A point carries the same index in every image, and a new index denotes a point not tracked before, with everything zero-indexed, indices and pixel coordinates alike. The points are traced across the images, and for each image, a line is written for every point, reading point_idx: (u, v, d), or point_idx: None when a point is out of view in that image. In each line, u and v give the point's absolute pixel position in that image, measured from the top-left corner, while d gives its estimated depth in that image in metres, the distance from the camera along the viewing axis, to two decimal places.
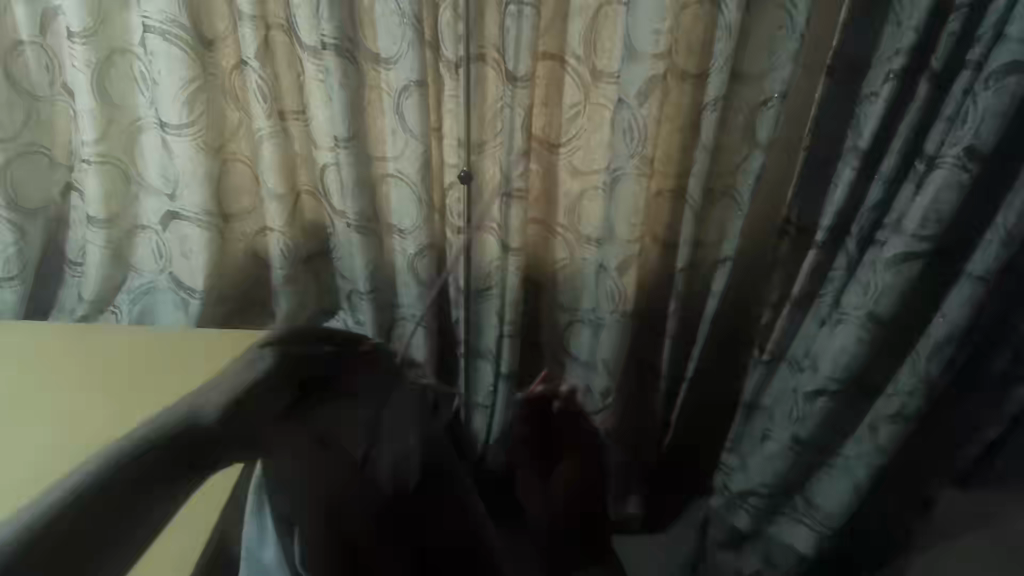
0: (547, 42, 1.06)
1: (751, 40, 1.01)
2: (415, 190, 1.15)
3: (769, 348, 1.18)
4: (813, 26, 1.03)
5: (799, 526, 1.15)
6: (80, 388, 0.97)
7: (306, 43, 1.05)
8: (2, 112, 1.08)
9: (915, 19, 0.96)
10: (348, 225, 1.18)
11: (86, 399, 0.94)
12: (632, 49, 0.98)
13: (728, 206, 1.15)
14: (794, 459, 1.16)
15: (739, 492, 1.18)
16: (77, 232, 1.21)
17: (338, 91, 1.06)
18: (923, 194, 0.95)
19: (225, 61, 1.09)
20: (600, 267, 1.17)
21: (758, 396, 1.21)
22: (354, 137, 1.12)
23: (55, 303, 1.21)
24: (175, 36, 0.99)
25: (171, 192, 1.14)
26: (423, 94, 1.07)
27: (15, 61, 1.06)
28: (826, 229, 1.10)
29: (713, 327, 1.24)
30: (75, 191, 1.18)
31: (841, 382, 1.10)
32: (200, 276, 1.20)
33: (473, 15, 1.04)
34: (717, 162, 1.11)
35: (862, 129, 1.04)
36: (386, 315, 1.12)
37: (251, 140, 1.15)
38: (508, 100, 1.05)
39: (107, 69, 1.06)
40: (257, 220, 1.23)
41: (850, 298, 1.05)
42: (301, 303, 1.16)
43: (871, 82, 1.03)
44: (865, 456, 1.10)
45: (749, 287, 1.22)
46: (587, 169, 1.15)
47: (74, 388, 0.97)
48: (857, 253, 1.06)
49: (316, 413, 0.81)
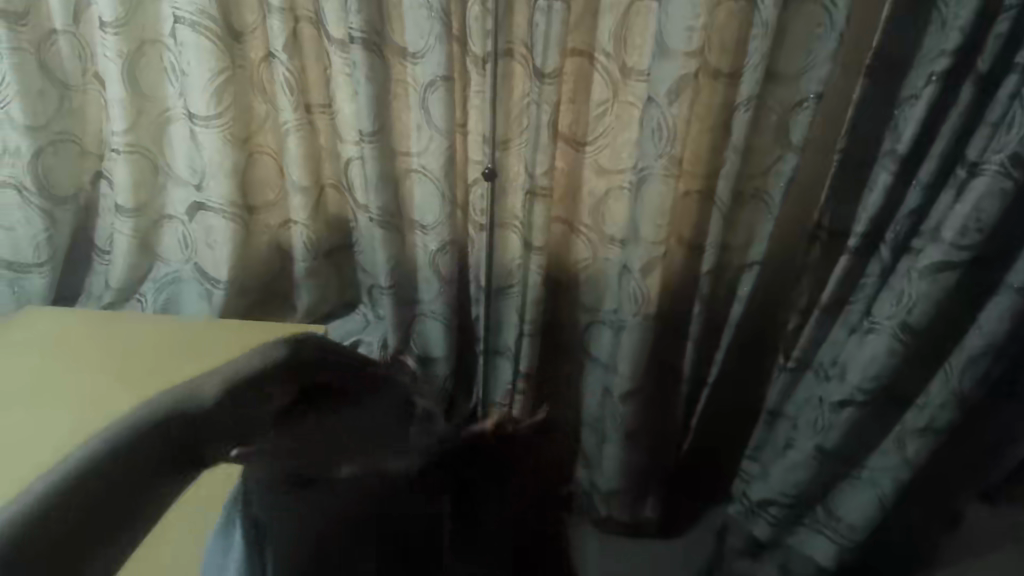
0: (575, 38, 1.05)
1: (788, 38, 0.97)
2: (439, 186, 1.14)
3: (795, 356, 1.18)
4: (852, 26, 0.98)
5: (819, 536, 1.14)
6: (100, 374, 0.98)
7: (334, 37, 1.05)
8: (37, 101, 1.07)
9: (961, 19, 0.90)
10: (371, 220, 1.18)
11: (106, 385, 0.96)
12: (664, 46, 0.96)
13: (758, 209, 1.12)
14: (816, 469, 1.14)
15: (760, 500, 1.16)
16: (105, 220, 1.22)
17: (365, 85, 1.05)
18: (963, 202, 0.92)
19: (253, 54, 1.09)
20: (623, 268, 1.14)
21: (782, 403, 1.21)
22: (378, 131, 1.10)
23: (85, 289, 1.27)
24: (204, 28, 0.99)
25: (197, 183, 1.14)
26: (449, 89, 1.05)
27: (48, 50, 1.07)
28: (859, 235, 1.06)
29: (738, 331, 1.24)
30: (104, 179, 1.19)
31: (869, 394, 1.06)
32: (225, 267, 1.19)
33: (502, 10, 1.02)
34: (748, 164, 1.07)
35: (901, 132, 0.99)
36: (405, 312, 1.27)
37: (278, 133, 1.16)
38: (535, 96, 1.04)
39: (138, 60, 1.06)
40: (282, 212, 1.24)
41: (883, 306, 1.03)
42: (323, 295, 1.30)
43: (912, 83, 0.98)
44: (891, 469, 1.08)
45: (777, 290, 1.21)
46: (613, 168, 1.13)
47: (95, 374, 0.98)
48: (891, 260, 1.03)
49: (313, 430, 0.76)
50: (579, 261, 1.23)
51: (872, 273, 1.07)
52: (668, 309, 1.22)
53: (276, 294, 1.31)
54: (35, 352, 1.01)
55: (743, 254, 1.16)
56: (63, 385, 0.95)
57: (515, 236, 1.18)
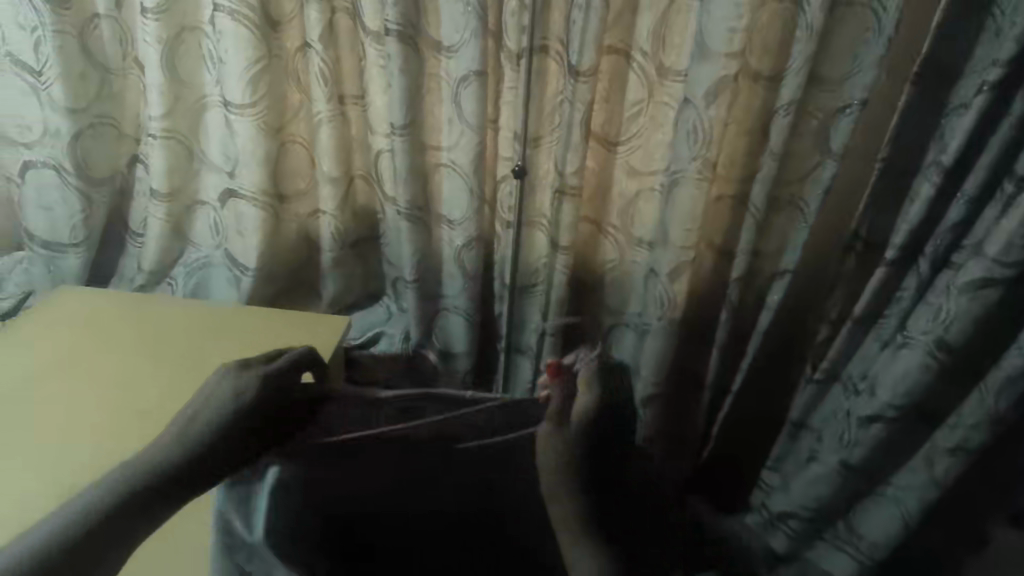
0: (613, 35, 1.03)
1: (832, 43, 0.95)
2: (468, 181, 1.13)
3: (824, 368, 1.15)
4: (902, 31, 0.95)
5: (839, 553, 1.14)
6: (132, 354, 1.00)
7: (370, 28, 1.05)
8: (78, 84, 1.09)
9: (1019, 26, 0.86)
10: (398, 213, 1.18)
11: (137, 365, 0.98)
12: (704, 46, 0.94)
13: (793, 216, 1.09)
14: (840, 484, 1.12)
15: (779, 513, 1.19)
16: (139, 204, 1.24)
17: (398, 77, 1.04)
18: (1009, 217, 0.87)
19: (290, 43, 1.10)
20: (651, 271, 1.13)
21: (807, 416, 1.20)
22: (410, 124, 1.10)
23: (118, 271, 1.30)
24: (243, 17, 1.00)
25: (230, 170, 1.15)
26: (483, 84, 1.05)
27: (91, 34, 1.08)
28: (896, 248, 1.02)
29: (766, 338, 1.20)
30: (140, 162, 1.21)
31: (899, 411, 1.03)
32: (253, 255, 1.20)
33: (539, 5, 1.01)
34: (785, 170, 1.05)
35: (948, 143, 0.95)
36: (429, 307, 1.27)
37: (311, 123, 1.16)
38: (569, 94, 1.02)
39: (177, 46, 1.08)
40: (311, 202, 1.24)
41: (918, 321, 1.00)
42: (347, 285, 1.31)
43: (961, 93, 0.95)
44: (917, 488, 1.05)
45: (809, 297, 1.17)
46: (645, 170, 1.12)
47: (127, 354, 1.00)
48: (929, 274, 1.00)
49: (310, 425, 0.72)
50: (605, 262, 1.21)
51: (909, 286, 1.04)
52: (696, 314, 1.20)
53: (302, 283, 1.33)
54: (69, 330, 1.03)
55: (774, 263, 1.14)
56: (94, 364, 0.97)
57: (542, 235, 1.17)
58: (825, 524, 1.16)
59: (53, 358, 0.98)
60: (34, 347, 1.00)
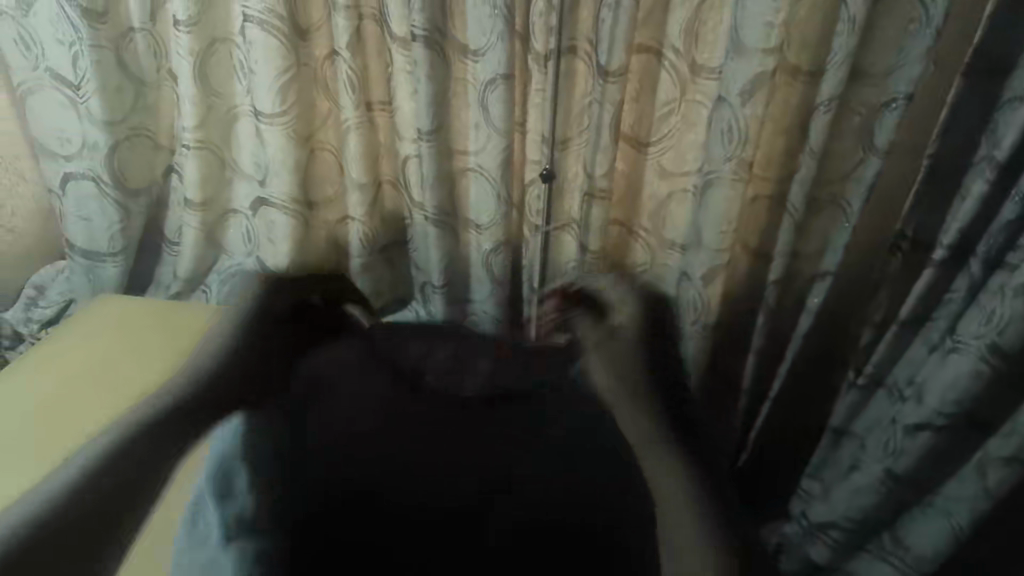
0: (642, 33, 1.01)
1: (875, 35, 0.91)
2: (495, 185, 1.12)
3: (867, 373, 1.10)
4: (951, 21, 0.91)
5: (884, 565, 1.05)
6: (148, 365, 1.00)
7: (395, 34, 1.04)
8: (114, 97, 1.12)
9: None
10: (425, 218, 1.17)
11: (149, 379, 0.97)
12: (739, 43, 0.90)
13: (834, 216, 1.05)
14: (885, 495, 1.05)
15: (818, 523, 1.10)
16: (175, 213, 1.27)
17: (425, 83, 1.04)
18: None
19: (318, 51, 1.10)
20: (683, 274, 1.10)
21: (848, 421, 1.14)
22: (437, 130, 1.09)
23: (155, 278, 1.32)
24: (271, 27, 1.01)
25: (261, 178, 1.16)
26: (510, 87, 1.03)
27: (127, 47, 1.10)
28: (946, 247, 0.97)
29: (804, 344, 1.16)
30: (175, 173, 1.23)
31: (949, 418, 0.98)
32: (284, 262, 1.21)
33: (567, 6, 0.99)
34: (824, 169, 1.01)
35: (1001, 138, 0.90)
36: (457, 313, 1.23)
37: (340, 130, 1.17)
38: (597, 95, 1.00)
39: (208, 57, 1.09)
40: (340, 209, 1.25)
41: (970, 324, 0.94)
42: (376, 289, 1.28)
43: (1014, 85, 0.89)
44: (968, 499, 0.98)
45: (852, 300, 1.11)
46: (677, 171, 1.09)
47: (144, 365, 1.00)
48: (982, 275, 0.94)
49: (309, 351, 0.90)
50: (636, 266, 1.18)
51: (958, 289, 0.99)
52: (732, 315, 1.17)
53: None
54: (100, 337, 1.05)
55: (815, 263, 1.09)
56: (115, 374, 0.98)
57: (571, 238, 1.16)
58: (871, 535, 1.07)
59: (79, 368, 0.99)
60: (64, 357, 1.02)
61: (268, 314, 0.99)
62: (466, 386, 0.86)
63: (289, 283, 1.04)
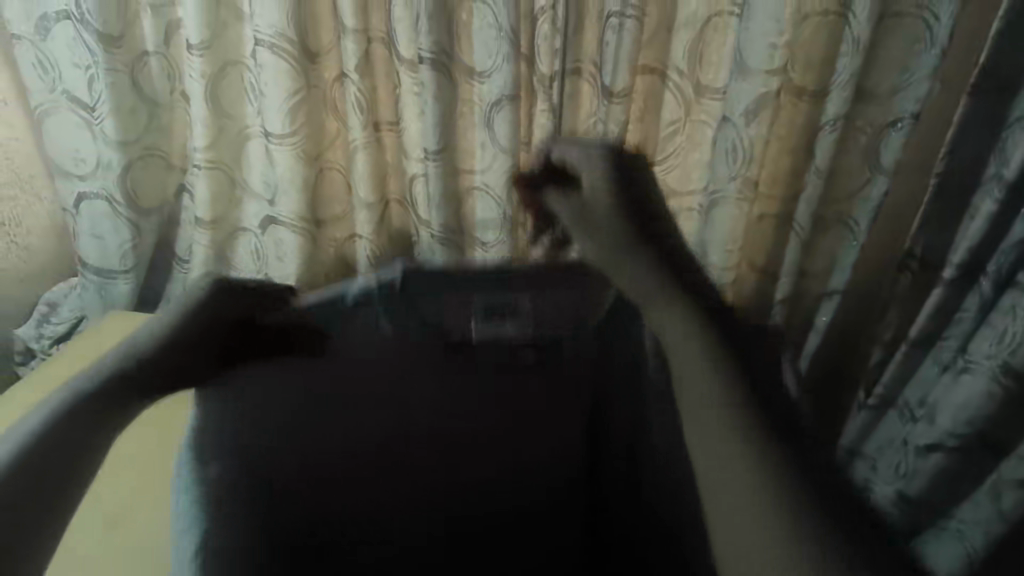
0: (648, 54, 1.00)
1: (880, 57, 0.91)
2: (500, 204, 1.13)
3: (877, 394, 1.08)
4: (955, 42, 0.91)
5: None
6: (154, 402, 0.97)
7: (404, 56, 1.05)
8: (128, 117, 1.12)
9: None
10: (432, 236, 1.18)
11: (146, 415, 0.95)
12: (742, 65, 0.90)
13: (840, 236, 1.04)
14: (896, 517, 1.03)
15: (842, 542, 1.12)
16: (186, 232, 1.28)
17: (432, 104, 1.04)
18: None
19: (327, 73, 1.12)
20: None
21: (860, 441, 1.11)
22: (442, 149, 1.09)
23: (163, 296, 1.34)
24: (285, 51, 1.02)
25: (271, 198, 1.18)
26: (515, 108, 1.04)
27: (141, 69, 1.11)
28: (956, 266, 0.96)
29: (813, 363, 1.15)
30: (186, 192, 1.25)
31: (961, 440, 0.96)
32: (292, 281, 1.23)
33: (572, 31, 1.00)
34: (831, 188, 1.01)
35: (1010, 157, 0.89)
36: None
37: (348, 151, 1.18)
38: (602, 116, 1.01)
39: (220, 80, 1.11)
40: (347, 227, 1.26)
41: (980, 343, 0.94)
42: None
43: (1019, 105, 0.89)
44: (983, 523, 0.97)
45: (862, 322, 1.13)
46: (683, 189, 1.08)
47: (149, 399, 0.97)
48: (993, 295, 0.94)
49: (293, 341, 0.71)
50: None
51: (969, 308, 0.97)
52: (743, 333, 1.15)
53: None
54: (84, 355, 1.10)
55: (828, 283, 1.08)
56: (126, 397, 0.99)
57: None
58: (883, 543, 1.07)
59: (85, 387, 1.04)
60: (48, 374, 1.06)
61: (211, 317, 0.69)
62: (516, 350, 0.79)
63: (239, 289, 0.72)
